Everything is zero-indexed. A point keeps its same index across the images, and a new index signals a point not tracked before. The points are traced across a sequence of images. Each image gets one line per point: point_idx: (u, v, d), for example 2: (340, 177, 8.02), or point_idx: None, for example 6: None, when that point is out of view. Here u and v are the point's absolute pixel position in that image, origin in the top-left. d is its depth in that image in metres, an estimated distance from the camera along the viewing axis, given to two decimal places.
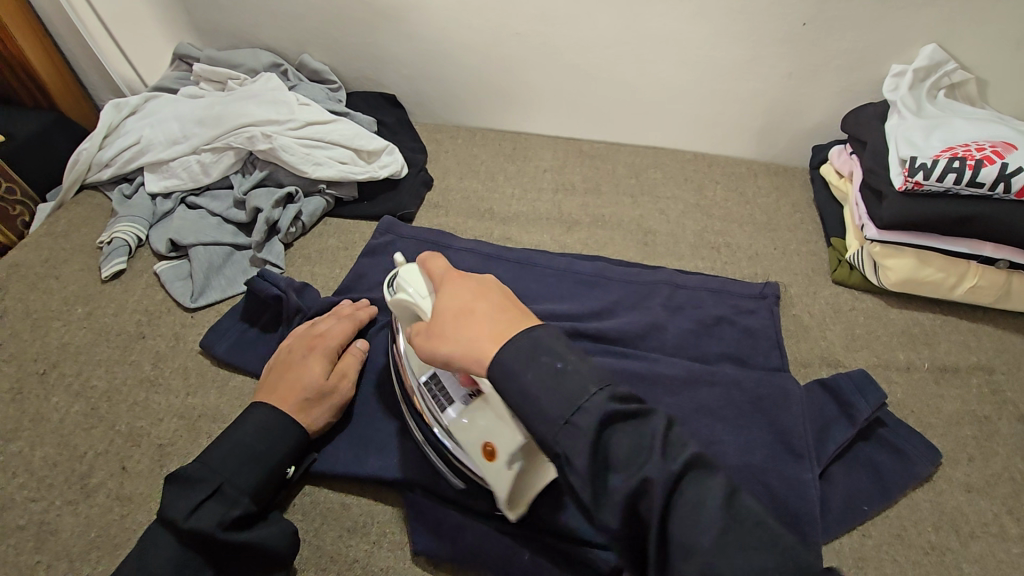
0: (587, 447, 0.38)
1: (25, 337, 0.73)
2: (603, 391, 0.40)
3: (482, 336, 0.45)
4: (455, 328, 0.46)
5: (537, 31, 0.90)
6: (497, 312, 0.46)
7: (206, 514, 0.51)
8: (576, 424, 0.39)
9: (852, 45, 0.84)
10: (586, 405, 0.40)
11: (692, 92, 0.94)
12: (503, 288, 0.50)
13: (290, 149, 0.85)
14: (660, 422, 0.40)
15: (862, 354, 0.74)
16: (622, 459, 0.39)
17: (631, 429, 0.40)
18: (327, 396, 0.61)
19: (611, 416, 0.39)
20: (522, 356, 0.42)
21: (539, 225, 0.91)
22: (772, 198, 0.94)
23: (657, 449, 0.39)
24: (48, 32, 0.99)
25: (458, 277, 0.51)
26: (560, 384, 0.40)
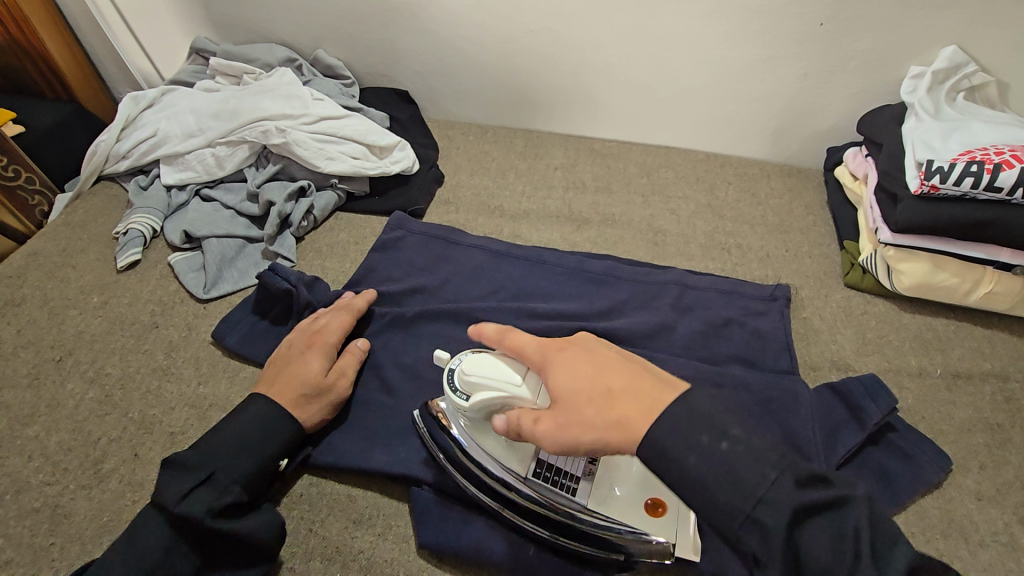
0: (779, 549, 0.40)
1: (42, 325, 0.75)
2: (785, 479, 0.41)
3: (628, 409, 0.45)
4: (597, 411, 0.45)
5: (551, 29, 0.90)
6: (632, 387, 0.46)
7: (195, 501, 0.51)
8: (763, 523, 0.40)
9: (870, 46, 0.83)
10: (768, 496, 0.40)
11: (706, 92, 0.93)
12: (607, 351, 0.51)
13: (304, 143, 0.86)
14: (860, 513, 0.41)
15: (873, 358, 0.73)
16: (820, 558, 0.40)
17: (824, 520, 0.41)
18: (324, 393, 0.62)
19: (801, 512, 0.40)
20: (679, 444, 0.42)
21: (549, 223, 0.91)
22: (785, 200, 0.94)
23: (857, 547, 0.40)
24: (69, 25, 1.01)
25: (564, 349, 0.51)
26: (733, 472, 0.41)
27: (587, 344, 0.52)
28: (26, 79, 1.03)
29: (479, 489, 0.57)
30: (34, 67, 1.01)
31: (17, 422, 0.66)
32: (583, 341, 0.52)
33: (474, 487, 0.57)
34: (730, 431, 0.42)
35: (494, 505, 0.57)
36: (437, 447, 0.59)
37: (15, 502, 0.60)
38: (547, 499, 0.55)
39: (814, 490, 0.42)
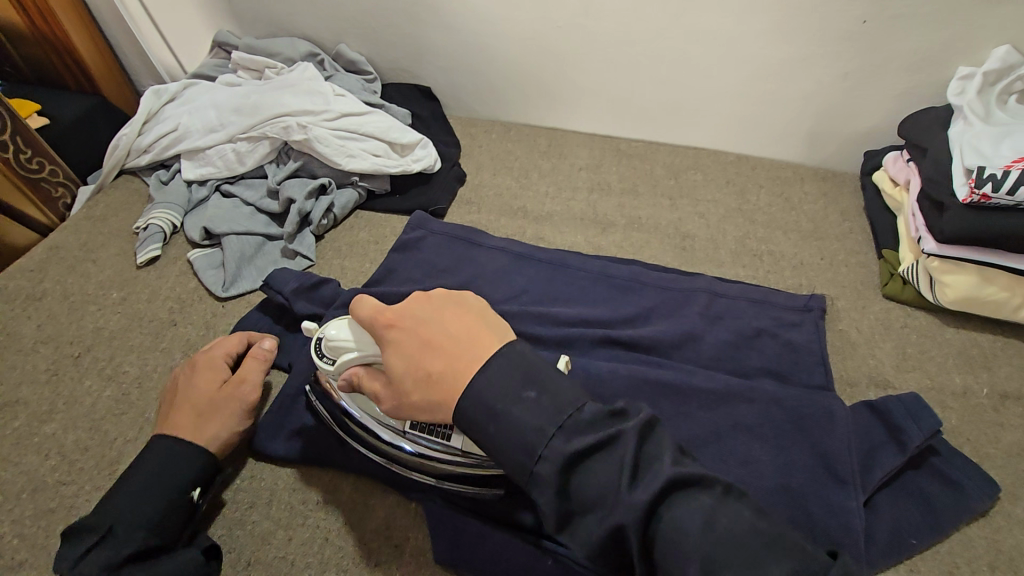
0: (552, 492, 0.41)
1: (61, 320, 0.75)
2: (562, 428, 0.42)
3: (438, 390, 0.46)
4: (420, 393, 0.47)
5: (579, 25, 0.88)
6: (450, 365, 0.46)
7: (91, 562, 0.48)
8: (540, 473, 0.41)
9: (916, 45, 0.79)
10: (545, 451, 0.42)
11: (739, 92, 0.90)
12: (434, 320, 0.50)
13: (325, 140, 0.85)
14: (629, 443, 0.42)
15: (914, 375, 0.70)
16: (593, 493, 0.41)
17: (601, 458, 0.42)
18: (224, 409, 0.60)
19: (574, 456, 0.41)
20: (477, 412, 0.44)
21: (573, 226, 0.88)
22: (819, 205, 0.90)
23: (622, 476, 0.41)
24: (94, 18, 1.01)
25: (391, 327, 0.50)
26: (517, 429, 0.43)
27: (415, 315, 0.50)
28: (52, 72, 1.04)
29: (363, 446, 0.59)
30: (60, 61, 1.01)
31: (35, 418, 0.66)
32: (414, 311, 0.51)
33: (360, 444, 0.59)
34: (523, 395, 0.43)
35: (378, 460, 0.58)
36: (327, 414, 0.61)
37: (32, 500, 0.59)
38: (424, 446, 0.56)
39: (589, 431, 0.43)
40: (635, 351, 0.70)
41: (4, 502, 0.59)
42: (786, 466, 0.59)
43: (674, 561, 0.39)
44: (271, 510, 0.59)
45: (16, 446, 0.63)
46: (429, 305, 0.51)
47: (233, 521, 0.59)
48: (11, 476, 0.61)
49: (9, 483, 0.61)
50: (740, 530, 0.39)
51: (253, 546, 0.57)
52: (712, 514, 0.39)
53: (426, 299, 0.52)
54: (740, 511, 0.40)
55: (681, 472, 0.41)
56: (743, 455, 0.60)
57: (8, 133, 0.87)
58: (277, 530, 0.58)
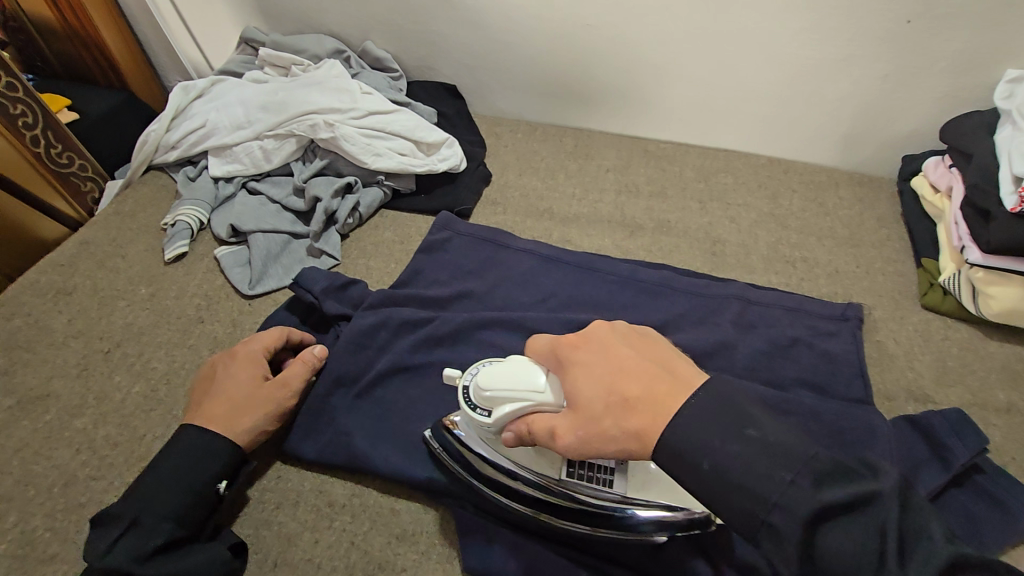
0: (791, 552, 0.36)
1: (92, 315, 0.75)
2: (800, 476, 0.37)
3: (641, 417, 0.41)
4: (616, 422, 0.42)
5: (609, 23, 0.86)
6: (656, 395, 0.42)
7: (120, 551, 0.49)
8: (778, 528, 0.36)
9: (962, 46, 0.76)
10: (779, 500, 0.37)
11: (773, 93, 0.87)
12: (626, 347, 0.46)
13: (351, 139, 0.84)
14: (892, 507, 0.35)
15: (955, 390, 0.67)
16: (845, 562, 0.35)
17: (850, 520, 0.36)
18: (260, 405, 0.59)
19: (821, 511, 0.36)
20: (688, 447, 0.39)
21: (600, 228, 0.87)
22: (855, 211, 0.88)
23: (887, 548, 0.34)
24: (123, 14, 1.01)
25: (577, 352, 0.47)
26: (738, 471, 0.38)
27: (603, 339, 0.47)
28: (81, 66, 1.05)
29: (507, 497, 0.54)
30: (89, 55, 1.02)
31: (66, 412, 0.66)
32: (602, 338, 0.47)
33: (505, 498, 0.54)
34: (740, 432, 0.39)
35: (528, 512, 0.54)
36: (453, 460, 0.56)
37: (64, 495, 0.60)
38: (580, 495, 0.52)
39: (836, 485, 0.37)
40: None
41: (36, 496, 0.60)
42: None
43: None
44: (298, 511, 0.59)
45: (47, 440, 0.64)
46: (613, 329, 0.48)
47: (260, 521, 0.59)
48: (43, 470, 0.62)
49: (41, 477, 0.61)
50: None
51: (280, 547, 0.57)
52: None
53: (608, 324, 0.49)
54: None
55: (962, 551, 0.35)
56: None
57: (39, 128, 0.88)
58: (304, 531, 0.58)
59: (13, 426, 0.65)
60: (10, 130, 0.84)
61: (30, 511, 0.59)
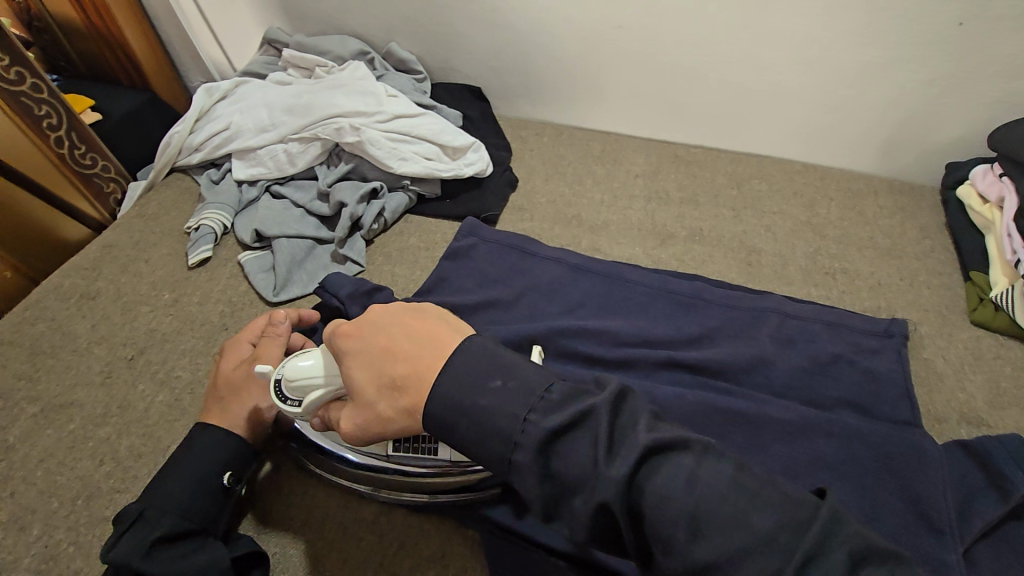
0: (535, 478, 0.39)
1: (115, 321, 0.74)
2: (534, 411, 0.40)
3: (407, 398, 0.44)
4: (387, 404, 0.45)
5: (642, 24, 0.83)
6: (415, 373, 0.44)
7: (125, 543, 0.48)
8: (518, 460, 0.40)
9: (1017, 49, 0.72)
10: (521, 437, 0.40)
11: (812, 97, 0.84)
12: (395, 328, 0.48)
13: (377, 142, 0.82)
14: (602, 417, 0.39)
15: (1011, 413, 0.65)
16: (574, 474, 0.38)
17: (575, 437, 0.39)
18: (240, 387, 0.58)
19: (552, 433, 0.39)
20: (446, 414, 0.42)
21: (631, 236, 0.85)
22: (896, 221, 0.84)
23: (598, 451, 0.38)
24: (147, 15, 1.00)
25: (348, 338, 0.49)
26: (489, 423, 0.40)
27: (371, 323, 0.49)
28: (106, 67, 1.04)
29: (343, 479, 0.58)
30: (113, 56, 1.02)
31: (90, 421, 0.65)
32: (369, 319, 0.49)
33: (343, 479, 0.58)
34: (489, 386, 0.42)
35: (367, 489, 0.58)
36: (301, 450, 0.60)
37: (88, 507, 0.59)
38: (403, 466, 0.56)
39: (560, 410, 0.40)
40: (702, 375, 0.66)
41: (60, 508, 0.59)
42: (873, 510, 0.55)
43: (663, 529, 0.36)
44: (325, 529, 0.58)
45: (71, 450, 0.63)
46: (386, 310, 0.50)
47: (286, 540, 0.57)
48: (67, 481, 0.61)
49: (65, 488, 0.60)
50: (722, 490, 0.36)
51: (306, 568, 0.56)
52: (694, 475, 0.36)
53: (382, 305, 0.51)
54: (722, 469, 0.37)
55: (659, 437, 0.38)
56: None
57: (63, 129, 0.87)
58: (331, 551, 0.56)
59: (38, 435, 0.64)
60: (33, 131, 0.84)
61: (54, 524, 0.58)
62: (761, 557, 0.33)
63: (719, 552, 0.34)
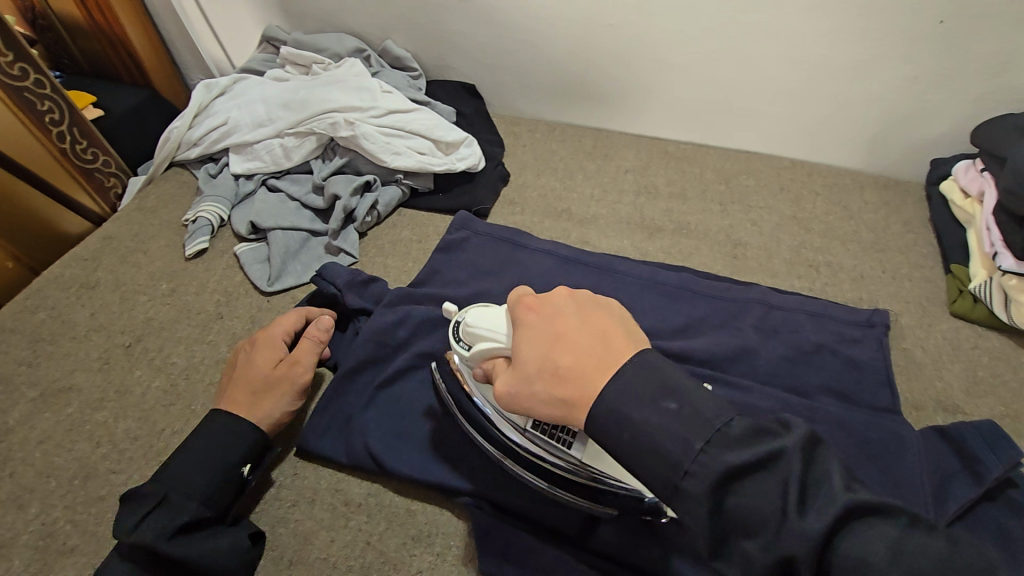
0: (705, 514, 0.35)
1: (113, 309, 0.76)
2: (712, 442, 0.36)
3: (569, 390, 0.41)
4: (548, 390, 0.42)
5: (630, 23, 0.85)
6: (588, 368, 0.41)
7: (149, 526, 0.49)
8: (687, 490, 0.36)
9: (995, 47, 0.74)
10: (692, 466, 0.36)
11: (799, 95, 0.86)
12: (575, 313, 0.45)
13: (371, 137, 0.84)
14: (795, 462, 0.35)
15: (987, 401, 0.66)
16: (753, 516, 0.35)
17: (759, 479, 0.35)
18: (279, 384, 0.60)
19: (733, 470, 0.35)
20: (608, 418, 0.39)
21: (619, 230, 0.86)
22: (881, 215, 0.86)
23: (788, 500, 0.34)
24: (148, 12, 1.02)
25: (529, 315, 0.47)
26: (655, 442, 0.37)
27: (556, 306, 0.46)
28: (106, 63, 1.06)
29: (483, 437, 0.57)
30: (114, 52, 1.03)
31: (88, 405, 0.67)
32: (554, 299, 0.47)
33: (487, 438, 0.57)
34: (660, 403, 0.38)
35: (495, 453, 0.56)
36: (451, 394, 0.60)
37: (84, 487, 0.61)
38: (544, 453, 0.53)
39: (744, 445, 0.36)
40: (685, 364, 0.67)
41: (57, 488, 0.60)
42: None
43: None
44: (314, 509, 0.59)
45: (69, 433, 0.65)
46: (572, 296, 0.47)
47: (277, 519, 0.59)
48: (64, 462, 0.62)
49: (62, 469, 0.62)
50: (932, 562, 0.31)
51: (295, 545, 0.57)
52: (899, 544, 0.32)
53: (568, 291, 0.47)
54: (923, 540, 0.32)
55: (860, 498, 0.34)
56: None
57: (65, 124, 0.89)
58: (319, 530, 0.58)
59: (36, 418, 0.66)
60: (36, 125, 0.86)
61: (52, 502, 0.59)
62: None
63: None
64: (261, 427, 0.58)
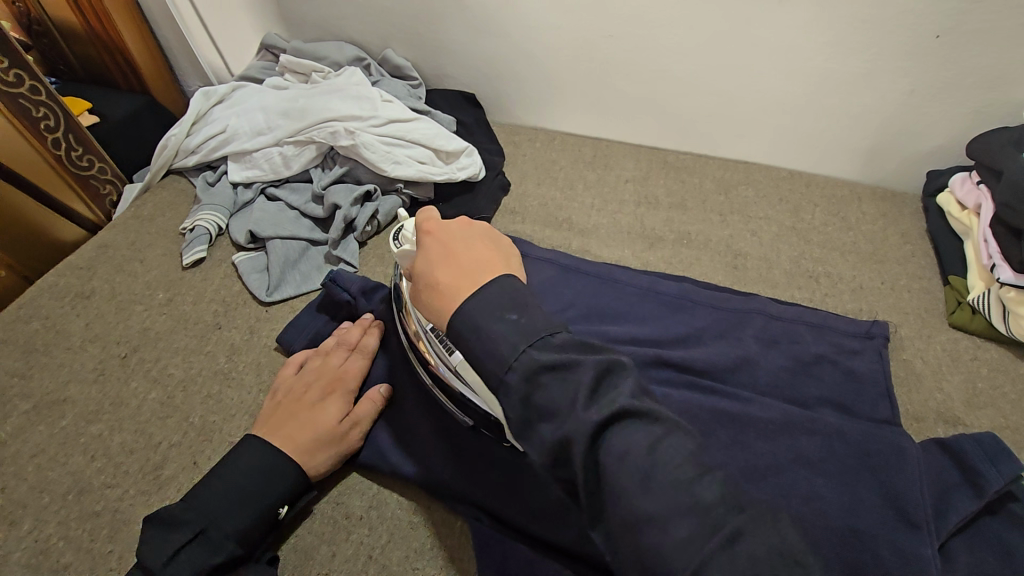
0: (517, 401, 0.40)
1: (109, 319, 0.75)
2: (532, 345, 0.41)
3: (442, 297, 0.46)
4: (428, 297, 0.48)
5: (631, 33, 0.85)
6: (460, 281, 0.46)
7: (186, 562, 0.48)
8: (506, 382, 0.41)
9: (991, 62, 0.74)
10: (514, 362, 0.41)
11: (797, 107, 0.87)
12: (467, 241, 0.50)
13: (372, 146, 0.84)
14: (590, 371, 0.40)
15: (987, 413, 0.67)
16: (551, 407, 0.39)
17: (562, 379, 0.40)
18: (338, 441, 0.59)
19: (541, 366, 0.40)
20: (466, 324, 0.43)
21: (620, 240, 0.86)
22: (879, 226, 0.86)
23: (579, 395, 0.39)
24: (146, 19, 1.01)
25: (427, 237, 0.51)
26: (494, 344, 0.42)
27: (449, 232, 0.51)
28: (103, 70, 1.06)
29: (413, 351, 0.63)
30: (111, 58, 1.03)
31: (83, 418, 0.66)
32: (451, 227, 0.52)
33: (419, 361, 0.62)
34: (504, 315, 0.43)
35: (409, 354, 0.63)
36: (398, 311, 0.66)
37: (79, 501, 0.59)
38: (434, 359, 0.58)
39: (558, 351, 0.41)
40: (687, 375, 0.67)
41: (51, 503, 0.59)
42: (852, 505, 0.56)
43: (618, 481, 0.36)
44: (315, 523, 0.59)
45: (63, 446, 0.64)
46: (468, 228, 0.52)
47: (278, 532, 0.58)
48: (58, 476, 0.61)
49: (56, 484, 0.61)
50: (681, 462, 0.37)
51: (295, 561, 0.56)
52: (659, 445, 0.37)
53: (466, 223, 0.53)
54: (684, 446, 0.38)
55: (637, 405, 0.39)
56: (805, 491, 0.57)
57: (61, 131, 0.88)
58: (320, 544, 0.57)
59: (29, 431, 0.65)
60: (31, 133, 0.85)
61: (45, 519, 0.58)
62: (687, 519, 0.35)
63: (661, 510, 0.35)
64: (311, 478, 0.58)
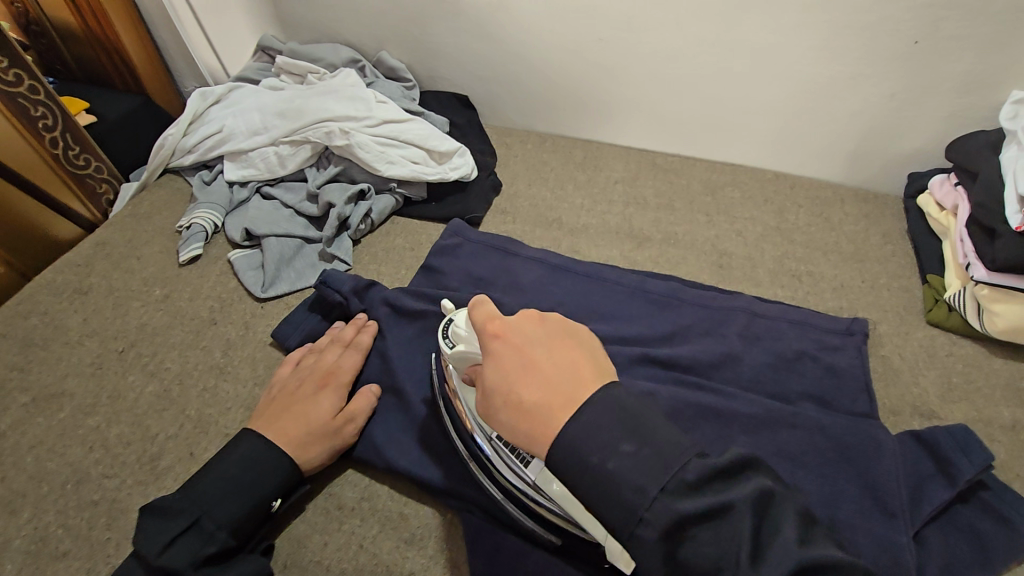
0: (659, 559, 0.37)
1: (107, 315, 0.76)
2: (666, 490, 0.37)
3: (533, 423, 0.41)
4: (512, 419, 0.42)
5: (620, 37, 0.87)
6: (550, 404, 0.41)
7: (181, 551, 0.50)
8: (642, 536, 0.37)
9: (968, 67, 0.77)
10: (646, 513, 0.37)
11: (782, 111, 0.89)
12: (541, 345, 0.44)
13: (366, 146, 0.85)
14: (743, 517, 0.36)
15: (960, 407, 0.69)
16: (704, 562, 0.36)
17: (714, 526, 0.37)
18: (331, 436, 0.60)
19: (682, 516, 0.36)
20: (571, 463, 0.39)
21: (608, 239, 0.88)
22: (860, 227, 0.89)
23: (740, 551, 0.36)
24: (143, 21, 1.02)
25: (496, 342, 0.46)
26: (616, 487, 0.38)
27: (520, 334, 0.45)
28: (100, 70, 1.07)
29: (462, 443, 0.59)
30: (107, 59, 1.04)
31: (81, 410, 0.67)
32: (520, 326, 0.46)
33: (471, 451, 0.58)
34: (620, 447, 0.38)
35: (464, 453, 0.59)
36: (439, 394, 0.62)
37: (76, 491, 0.61)
38: (506, 468, 0.54)
39: (699, 492, 0.37)
40: (673, 371, 0.69)
41: (49, 493, 0.61)
42: (830, 497, 0.58)
43: None
44: (309, 513, 0.60)
45: (62, 437, 0.65)
46: (541, 323, 0.46)
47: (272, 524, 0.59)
48: (57, 467, 0.62)
49: (54, 474, 0.62)
50: None
51: (289, 549, 0.58)
52: None
53: (536, 317, 0.46)
54: None
55: (810, 552, 0.36)
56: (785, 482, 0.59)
57: (58, 130, 0.89)
58: (314, 534, 0.59)
59: (28, 423, 0.66)
60: (29, 131, 0.86)
61: (44, 507, 0.59)
62: None
63: None
64: (304, 472, 0.59)
